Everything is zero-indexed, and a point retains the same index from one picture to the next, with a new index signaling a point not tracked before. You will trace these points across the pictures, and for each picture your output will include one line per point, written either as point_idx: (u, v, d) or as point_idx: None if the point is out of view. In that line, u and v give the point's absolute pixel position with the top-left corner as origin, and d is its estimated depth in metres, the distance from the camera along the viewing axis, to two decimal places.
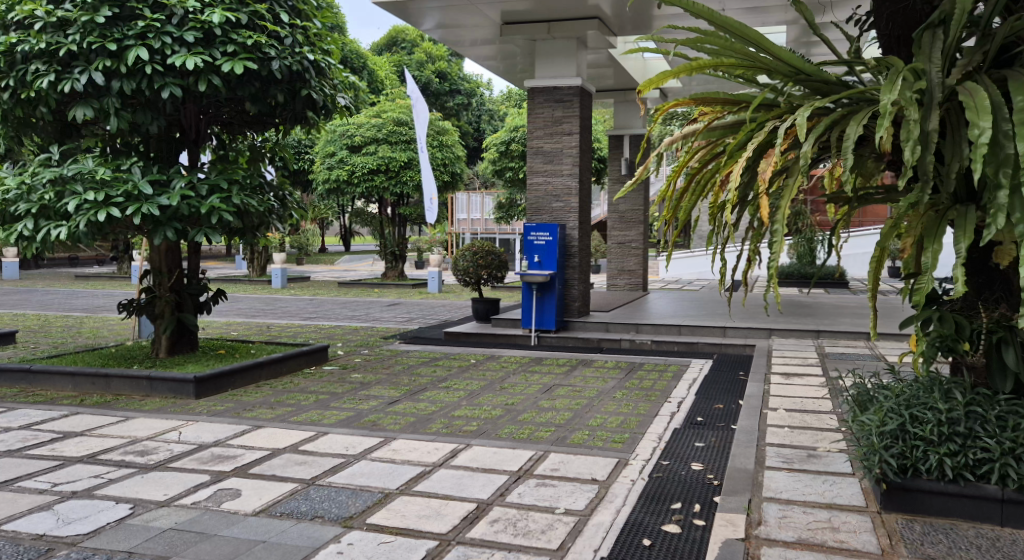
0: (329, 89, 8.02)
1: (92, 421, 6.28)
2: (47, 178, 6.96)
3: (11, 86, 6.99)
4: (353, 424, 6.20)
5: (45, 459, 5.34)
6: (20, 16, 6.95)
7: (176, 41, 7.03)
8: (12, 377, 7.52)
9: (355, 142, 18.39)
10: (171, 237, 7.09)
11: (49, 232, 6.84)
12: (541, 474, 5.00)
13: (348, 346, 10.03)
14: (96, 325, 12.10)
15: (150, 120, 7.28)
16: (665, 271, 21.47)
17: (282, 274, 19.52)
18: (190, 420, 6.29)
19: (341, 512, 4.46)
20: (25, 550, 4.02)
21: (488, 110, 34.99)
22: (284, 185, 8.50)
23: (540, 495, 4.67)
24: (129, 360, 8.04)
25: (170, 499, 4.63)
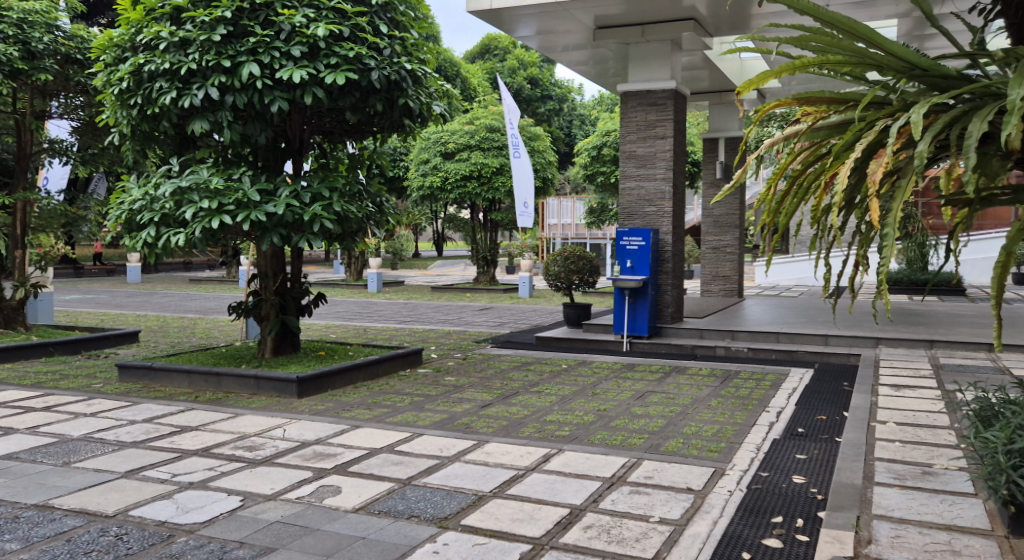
0: (425, 98, 8.16)
1: (205, 417, 6.57)
2: (167, 189, 7.32)
3: (139, 103, 7.38)
4: (447, 426, 6.30)
5: (164, 451, 5.61)
6: (147, 37, 7.32)
7: (284, 55, 7.29)
8: (135, 373, 7.94)
9: (449, 148, 18.66)
10: (278, 243, 7.39)
11: (168, 239, 7.19)
12: (636, 482, 4.97)
13: (442, 349, 10.19)
14: (207, 325, 12.66)
15: (259, 131, 7.59)
16: (764, 276, 21.04)
17: (378, 278, 19.97)
18: (293, 418, 6.50)
19: (437, 512, 4.53)
20: (149, 535, 4.24)
21: (579, 115, 34.95)
22: (381, 192, 8.69)
23: (634, 503, 4.63)
24: (238, 360, 8.37)
25: (276, 493, 4.80)
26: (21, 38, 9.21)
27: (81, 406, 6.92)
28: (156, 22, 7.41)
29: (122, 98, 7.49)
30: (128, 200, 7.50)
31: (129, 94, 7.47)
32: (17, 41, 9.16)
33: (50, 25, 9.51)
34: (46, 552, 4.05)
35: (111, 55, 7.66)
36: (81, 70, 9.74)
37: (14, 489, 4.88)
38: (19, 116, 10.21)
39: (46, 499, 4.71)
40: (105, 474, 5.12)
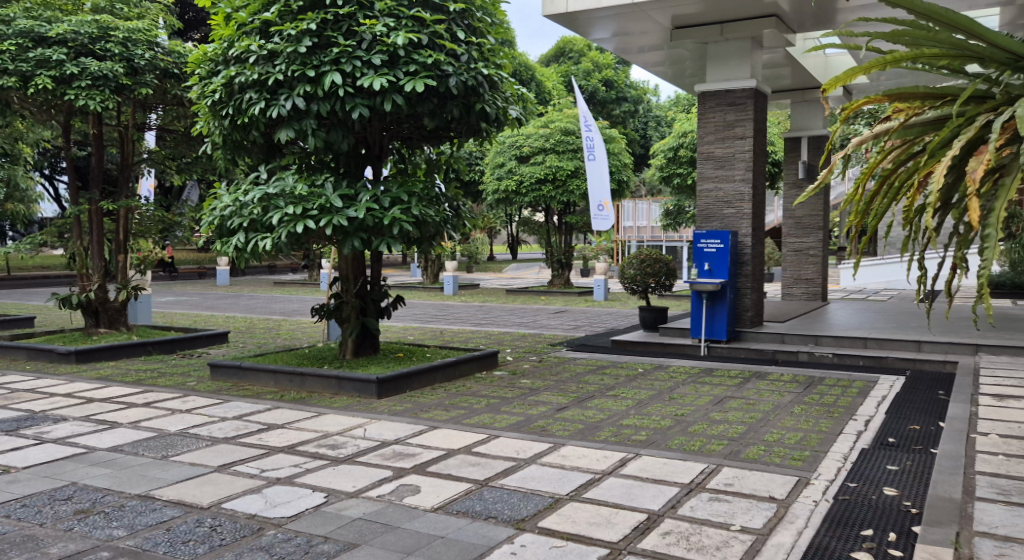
0: (502, 102, 8.20)
1: (290, 415, 6.73)
2: (255, 196, 7.54)
3: (230, 114, 7.64)
4: (524, 429, 6.31)
5: (252, 447, 5.78)
6: (237, 51, 7.56)
7: (365, 64, 7.43)
8: (224, 372, 8.21)
9: (524, 152, 18.73)
10: (359, 246, 7.53)
11: (256, 244, 7.40)
12: (715, 489, 4.89)
13: (517, 352, 10.22)
14: (291, 327, 13.00)
15: (341, 138, 7.76)
16: (852, 279, 20.46)
17: (453, 281, 20.16)
18: (373, 418, 6.61)
19: (515, 514, 4.55)
20: (239, 528, 4.37)
21: (655, 117, 34.60)
22: (458, 196, 8.77)
23: (714, 510, 4.56)
24: (320, 361, 8.56)
25: (358, 491, 4.89)
26: (125, 55, 9.61)
27: (176, 403, 7.18)
28: (246, 36, 7.65)
29: (215, 109, 7.77)
30: (219, 206, 7.75)
31: (221, 105, 7.74)
32: (121, 58, 9.56)
33: (151, 42, 9.90)
34: (147, 541, 4.23)
35: (204, 68, 7.96)
36: (179, 83, 10.08)
37: (118, 480, 5.10)
38: (121, 128, 10.68)
39: (147, 490, 4.91)
40: (200, 468, 5.30)
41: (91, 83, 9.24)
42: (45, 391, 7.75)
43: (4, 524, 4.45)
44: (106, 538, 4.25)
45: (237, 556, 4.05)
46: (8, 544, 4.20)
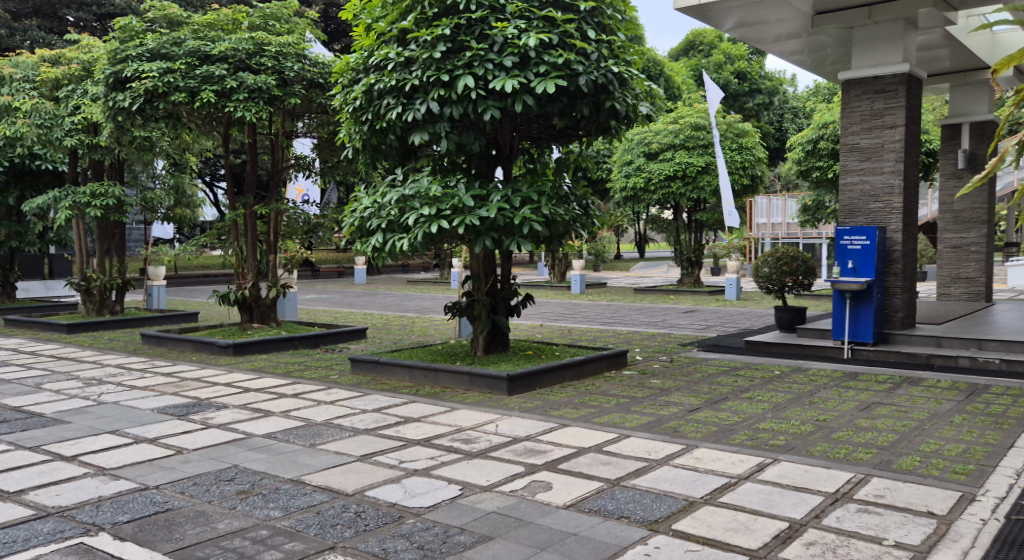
0: (631, 99, 8.11)
1: (425, 409, 6.90)
2: (392, 197, 7.77)
3: (369, 119, 7.92)
4: (655, 429, 6.23)
5: (391, 439, 5.95)
6: (376, 59, 7.82)
7: (497, 67, 7.51)
8: (363, 366, 8.50)
9: (653, 149, 18.51)
10: (490, 246, 7.63)
11: (394, 244, 7.62)
12: (864, 500, 4.66)
13: (646, 352, 10.10)
14: (424, 324, 13.34)
15: (474, 140, 7.88)
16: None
17: (581, 280, 20.13)
18: (504, 414, 6.68)
19: (648, 515, 4.49)
20: (381, 515, 4.51)
21: (792, 108, 33.29)
22: (587, 194, 8.75)
23: (863, 522, 4.35)
24: (453, 357, 8.72)
25: (492, 485, 4.95)
26: (276, 68, 10.14)
27: (322, 395, 7.50)
28: (385, 44, 7.89)
29: (356, 115, 8.08)
30: (359, 208, 8.03)
31: (362, 111, 8.03)
32: (273, 71, 10.10)
33: (299, 54, 10.40)
34: (300, 522, 4.43)
35: (347, 77, 8.28)
36: (323, 92, 10.50)
37: (272, 464, 5.37)
38: (273, 136, 11.25)
39: (298, 475, 5.15)
40: (344, 457, 5.51)
41: (248, 95, 9.79)
42: (207, 380, 8.27)
43: (177, 499, 4.77)
44: (264, 518, 4.48)
45: (380, 542, 4.19)
46: (182, 518, 4.51)
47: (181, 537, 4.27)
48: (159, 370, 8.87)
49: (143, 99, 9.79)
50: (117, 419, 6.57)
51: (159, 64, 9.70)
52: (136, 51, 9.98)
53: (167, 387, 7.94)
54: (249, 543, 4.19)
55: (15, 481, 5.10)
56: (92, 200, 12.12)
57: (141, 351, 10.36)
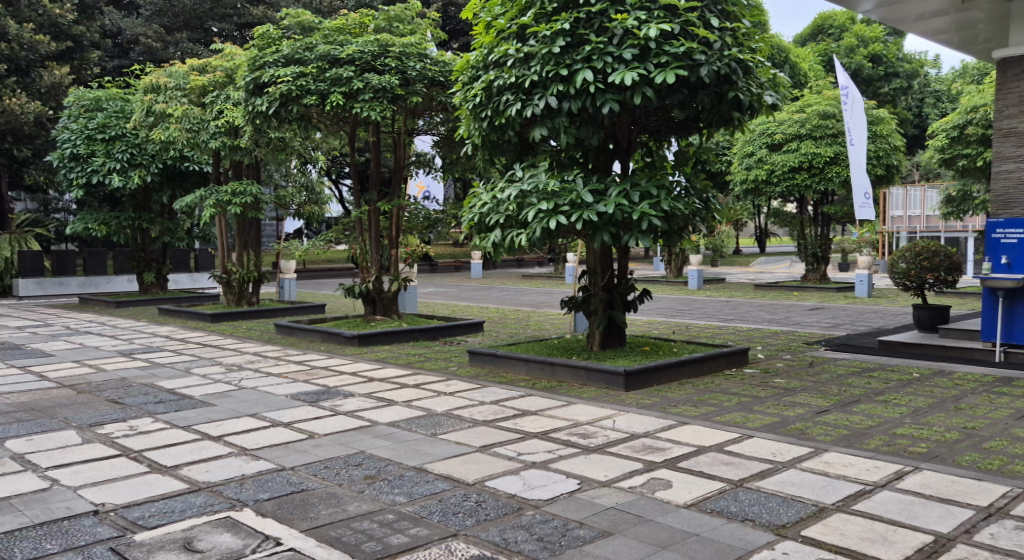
0: (756, 88, 7.89)
1: (543, 403, 6.94)
2: (511, 193, 7.83)
3: (489, 115, 8.01)
4: (780, 430, 6.06)
5: (509, 431, 6.02)
6: (497, 56, 7.90)
7: (617, 59, 7.45)
8: (482, 359, 8.63)
9: (777, 140, 17.92)
10: (608, 241, 7.59)
11: (512, 239, 7.68)
12: (1020, 516, 4.39)
13: (769, 350, 9.82)
14: (540, 318, 13.40)
15: (592, 134, 7.85)
16: None
17: (699, 275, 19.78)
18: (622, 410, 6.65)
19: (775, 519, 4.37)
20: (501, 505, 4.58)
21: (934, 91, 31.58)
22: (707, 188, 8.58)
23: (1019, 541, 4.10)
24: (569, 352, 8.73)
25: (610, 480, 4.94)
26: (399, 69, 10.39)
27: (442, 386, 7.67)
28: (505, 41, 7.96)
29: (476, 112, 8.21)
30: (479, 204, 8.13)
31: (481, 108, 8.14)
32: (396, 71, 10.35)
33: (421, 54, 10.62)
34: (424, 508, 4.55)
35: (467, 75, 8.42)
36: (444, 90, 10.66)
37: (397, 452, 5.53)
38: (395, 134, 11.56)
39: (421, 463, 5.29)
40: (464, 447, 5.62)
41: (374, 95, 10.10)
42: (335, 369, 8.60)
43: (311, 481, 4.98)
44: (390, 503, 4.62)
45: (501, 532, 4.25)
46: (316, 498, 4.71)
47: (316, 516, 4.45)
48: (292, 359, 9.28)
49: (278, 102, 10.24)
50: (256, 403, 6.92)
51: (292, 69, 10.13)
52: (272, 57, 10.46)
53: (300, 374, 8.30)
54: (377, 526, 4.33)
55: (170, 457, 5.45)
56: (232, 198, 12.76)
57: (274, 340, 10.87)
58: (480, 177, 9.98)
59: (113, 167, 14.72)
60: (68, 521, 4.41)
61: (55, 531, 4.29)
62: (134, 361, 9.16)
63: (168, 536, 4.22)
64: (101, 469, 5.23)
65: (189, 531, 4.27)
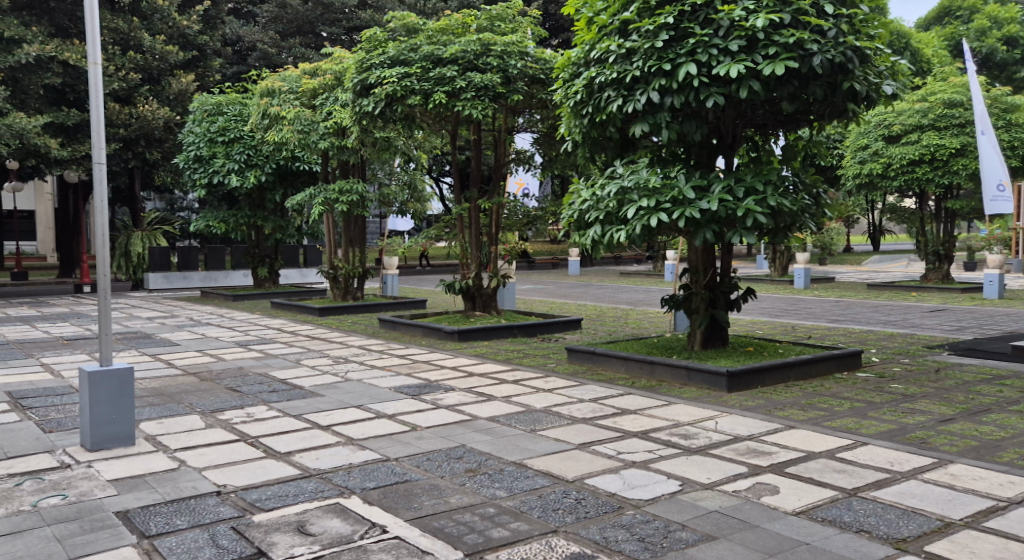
0: (874, 77, 7.58)
1: (642, 402, 6.89)
2: (612, 189, 7.78)
3: (590, 112, 7.99)
4: (898, 439, 5.83)
5: (609, 429, 6.00)
6: (598, 52, 7.86)
7: (722, 51, 7.31)
8: (581, 356, 8.62)
9: (895, 132, 17.22)
10: (711, 238, 7.44)
11: (612, 236, 7.62)
12: None
13: (885, 353, 9.44)
14: (639, 316, 13.25)
15: (695, 129, 7.72)
16: None
17: (806, 274, 19.16)
18: (725, 412, 6.53)
19: (893, 532, 4.22)
20: (602, 503, 4.57)
21: None
22: (818, 182, 8.31)
23: None
24: (669, 351, 8.62)
25: (713, 483, 4.87)
26: (501, 67, 10.46)
27: (541, 382, 7.70)
28: (606, 37, 7.92)
29: (577, 109, 8.20)
30: (578, 201, 8.10)
31: (583, 105, 8.12)
32: (498, 70, 10.43)
33: (522, 52, 10.67)
34: (524, 503, 4.58)
35: (568, 72, 8.41)
36: (545, 87, 10.73)
37: (497, 446, 5.59)
38: (496, 132, 11.66)
39: (521, 458, 5.33)
40: (563, 444, 5.63)
41: (476, 93, 10.21)
42: (436, 363, 8.75)
43: (415, 472, 5.09)
44: (491, 496, 4.68)
45: (601, 530, 4.24)
46: (419, 489, 4.81)
47: (420, 506, 4.55)
48: (396, 353, 9.50)
49: (384, 102, 10.47)
50: (362, 395, 7.12)
51: (398, 70, 10.34)
52: (379, 59, 10.70)
53: (403, 367, 8.50)
54: (478, 519, 4.39)
55: (284, 443, 5.67)
56: (339, 197, 13.14)
57: (378, 334, 11.14)
58: (581, 174, 9.97)
59: (232, 168, 15.39)
60: (194, 500, 4.64)
61: (183, 508, 4.53)
62: (249, 352, 9.58)
63: (284, 518, 4.39)
64: (222, 452, 5.49)
65: (303, 514, 4.43)
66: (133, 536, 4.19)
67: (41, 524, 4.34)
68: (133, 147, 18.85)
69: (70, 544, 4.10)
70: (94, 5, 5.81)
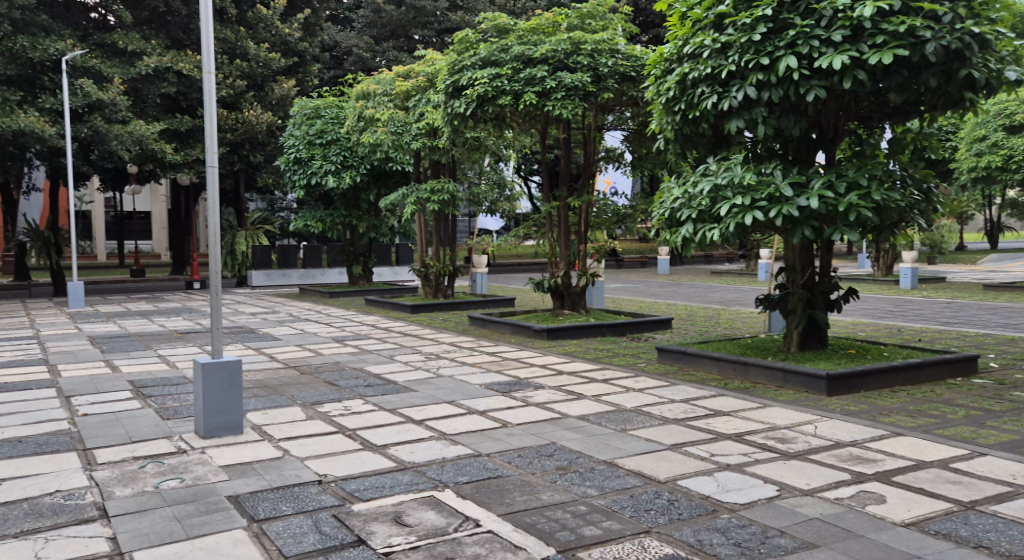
0: (995, 63, 7.20)
1: (737, 404, 6.76)
2: (704, 187, 7.65)
3: (683, 109, 7.88)
4: (1020, 450, 5.54)
5: (701, 431, 5.91)
6: (693, 47, 7.75)
7: (825, 42, 7.09)
8: (672, 356, 8.51)
9: (1017, 121, 16.44)
10: (810, 236, 7.22)
11: (704, 235, 7.50)
12: None
13: (1003, 359, 8.98)
14: (732, 317, 13.00)
15: (794, 124, 7.51)
16: None
17: (913, 274, 18.41)
18: (825, 416, 6.34)
19: (1014, 549, 4.01)
20: (696, 506, 4.51)
21: None
22: (928, 177, 7.97)
23: None
24: (765, 352, 8.42)
25: (813, 489, 4.74)
26: (592, 66, 10.42)
27: (631, 381, 7.64)
28: (701, 31, 7.79)
29: (669, 106, 8.10)
30: (669, 199, 8.00)
31: (675, 102, 8.01)
32: (588, 69, 10.39)
33: (613, 50, 10.60)
34: (616, 503, 4.56)
35: (660, 68, 8.32)
36: (636, 85, 10.60)
37: (587, 445, 5.58)
38: (586, 130, 11.61)
39: (612, 457, 5.30)
40: (655, 444, 5.58)
41: (567, 93, 10.20)
42: (527, 361, 8.79)
43: (506, 468, 5.13)
44: (582, 495, 4.67)
45: (695, 533, 4.18)
46: (510, 485, 4.84)
47: (512, 502, 4.58)
48: (486, 350, 9.58)
49: (475, 103, 10.55)
50: (454, 390, 7.22)
51: (489, 70, 10.42)
52: (471, 60, 10.81)
53: (492, 364, 8.57)
54: (570, 516, 4.39)
55: (380, 436, 5.80)
56: (431, 196, 13.33)
57: (468, 331, 11.27)
58: (672, 172, 9.86)
59: (329, 169, 15.80)
60: (297, 488, 4.79)
61: (287, 495, 4.69)
62: (346, 347, 9.83)
63: (382, 509, 4.49)
64: (322, 443, 5.65)
65: (399, 506, 4.52)
66: (243, 519, 4.36)
67: (162, 504, 4.56)
68: (238, 150, 19.56)
69: (188, 525, 4.30)
70: (211, 17, 6.06)
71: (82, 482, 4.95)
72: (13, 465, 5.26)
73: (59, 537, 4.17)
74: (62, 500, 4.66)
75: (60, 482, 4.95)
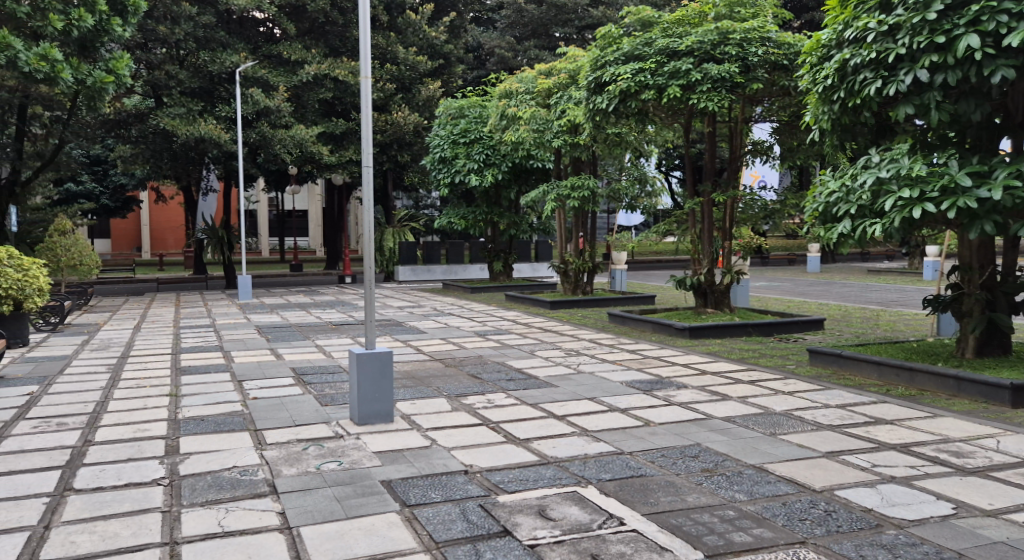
0: None
1: (900, 412, 6.38)
2: (866, 180, 7.28)
3: (841, 97, 7.54)
4: None
5: (860, 439, 5.62)
6: (855, 32, 7.39)
7: (1016, 17, 6.52)
8: (827, 359, 8.15)
9: None
10: (990, 231, 6.66)
11: (864, 230, 7.15)
12: None
13: None
14: (892, 319, 12.31)
15: (973, 108, 6.97)
16: None
17: None
18: (1008, 430, 5.89)
19: None
20: (858, 519, 4.29)
21: None
22: None
23: None
24: (934, 357, 7.91)
25: (997, 510, 4.40)
26: (740, 56, 10.11)
27: (780, 384, 7.36)
28: (865, 14, 7.41)
29: (826, 95, 7.78)
30: (825, 193, 7.68)
31: (833, 90, 7.67)
32: (736, 59, 10.09)
33: (763, 38, 10.24)
34: (767, 509, 4.41)
35: (817, 55, 8.00)
36: (788, 75, 10.22)
37: (734, 448, 5.42)
38: (732, 122, 11.27)
39: (762, 462, 5.13)
40: (808, 451, 5.35)
41: (712, 85, 9.95)
42: (668, 360, 8.64)
43: (650, 467, 5.06)
44: (730, 499, 4.55)
45: (857, 547, 3.98)
46: (655, 484, 4.77)
47: (657, 502, 4.52)
48: (626, 347, 9.49)
49: (618, 99, 10.43)
50: (595, 387, 7.19)
51: (632, 65, 10.28)
52: (614, 56, 10.70)
53: (633, 362, 8.48)
54: (718, 520, 4.28)
55: (523, 430, 5.85)
56: (571, 192, 13.30)
57: (608, 328, 11.20)
58: (827, 164, 9.45)
59: (471, 168, 16.08)
60: (446, 477, 4.90)
61: (437, 483, 4.80)
62: (488, 341, 10.00)
63: (527, 501, 4.52)
64: (467, 434, 5.76)
65: (543, 499, 4.54)
66: (397, 504, 4.50)
67: (323, 485, 4.77)
68: (387, 151, 20.33)
69: (346, 505, 4.47)
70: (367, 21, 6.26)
71: (254, 460, 5.25)
72: (196, 442, 5.65)
73: (237, 509, 4.44)
74: (238, 475, 4.96)
75: (236, 458, 5.27)
